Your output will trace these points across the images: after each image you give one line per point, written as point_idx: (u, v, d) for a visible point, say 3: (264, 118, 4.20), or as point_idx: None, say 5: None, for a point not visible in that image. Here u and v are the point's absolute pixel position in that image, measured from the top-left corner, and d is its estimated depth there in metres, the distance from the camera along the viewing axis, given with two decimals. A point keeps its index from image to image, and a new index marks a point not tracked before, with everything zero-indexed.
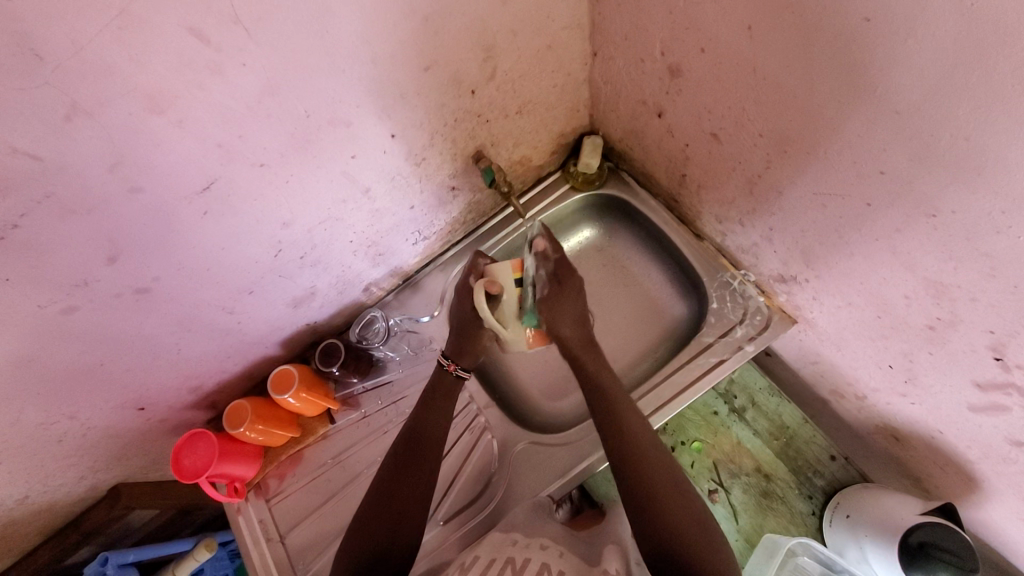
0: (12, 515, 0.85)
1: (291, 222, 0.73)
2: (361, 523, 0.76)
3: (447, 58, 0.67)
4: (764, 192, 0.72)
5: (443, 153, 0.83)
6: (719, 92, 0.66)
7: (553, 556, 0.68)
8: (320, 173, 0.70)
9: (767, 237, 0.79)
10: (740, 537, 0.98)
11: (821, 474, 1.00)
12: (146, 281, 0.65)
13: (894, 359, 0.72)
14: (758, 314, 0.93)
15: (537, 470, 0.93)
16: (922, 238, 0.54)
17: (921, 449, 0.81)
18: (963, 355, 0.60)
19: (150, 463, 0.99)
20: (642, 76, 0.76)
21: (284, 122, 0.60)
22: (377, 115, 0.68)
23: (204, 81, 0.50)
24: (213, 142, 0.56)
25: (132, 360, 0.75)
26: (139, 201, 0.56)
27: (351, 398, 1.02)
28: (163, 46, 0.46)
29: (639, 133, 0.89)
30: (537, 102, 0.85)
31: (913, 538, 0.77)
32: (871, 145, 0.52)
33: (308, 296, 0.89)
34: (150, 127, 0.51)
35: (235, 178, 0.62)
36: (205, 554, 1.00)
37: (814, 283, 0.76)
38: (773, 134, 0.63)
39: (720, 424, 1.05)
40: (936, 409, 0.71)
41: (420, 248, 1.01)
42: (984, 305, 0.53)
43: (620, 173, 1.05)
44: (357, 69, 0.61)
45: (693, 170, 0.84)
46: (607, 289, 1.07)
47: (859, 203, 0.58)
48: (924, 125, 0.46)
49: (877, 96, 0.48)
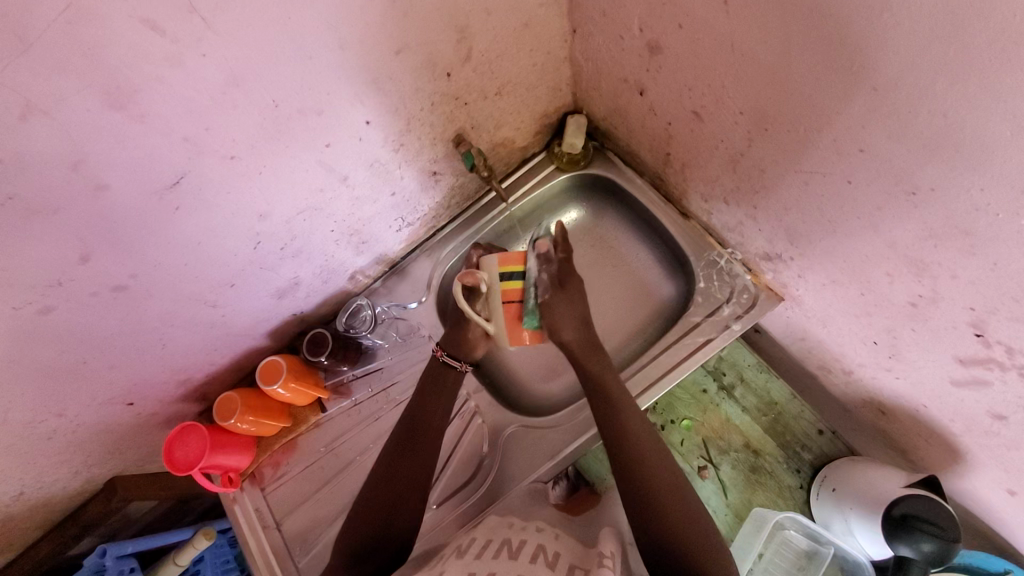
0: (9, 512, 0.86)
1: (268, 214, 0.72)
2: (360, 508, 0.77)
3: (420, 41, 0.65)
4: (747, 170, 0.71)
5: (422, 138, 0.81)
6: (698, 69, 0.64)
7: (549, 538, 0.69)
8: (295, 163, 0.69)
9: (751, 216, 0.78)
10: (729, 512, 0.99)
11: (809, 448, 1.02)
12: (123, 278, 0.64)
13: (878, 335, 0.72)
14: (745, 292, 0.92)
15: (527, 452, 0.93)
16: (903, 216, 0.53)
17: (905, 421, 0.81)
18: (945, 331, 0.60)
19: (144, 455, 1.00)
20: (622, 53, 0.74)
21: (253, 112, 0.59)
22: (351, 102, 0.67)
23: (163, 74, 0.49)
24: (179, 136, 0.55)
25: (116, 357, 0.74)
26: (106, 199, 0.55)
27: (341, 386, 1.02)
28: (115, 39, 0.44)
29: (622, 112, 0.88)
30: (517, 83, 0.83)
31: (896, 510, 0.78)
32: (850, 121, 0.50)
33: (292, 286, 0.89)
34: (111, 123, 0.49)
35: (206, 173, 0.61)
36: (205, 541, 1.01)
37: (799, 261, 0.76)
38: (754, 111, 0.61)
39: (709, 402, 1.06)
40: (919, 383, 0.71)
41: (404, 234, 1.00)
42: (964, 282, 0.52)
43: (605, 152, 1.03)
44: (326, 55, 0.59)
45: (677, 149, 0.82)
46: (595, 269, 1.07)
47: (840, 181, 0.58)
48: (903, 101, 0.44)
49: (856, 70, 0.46)
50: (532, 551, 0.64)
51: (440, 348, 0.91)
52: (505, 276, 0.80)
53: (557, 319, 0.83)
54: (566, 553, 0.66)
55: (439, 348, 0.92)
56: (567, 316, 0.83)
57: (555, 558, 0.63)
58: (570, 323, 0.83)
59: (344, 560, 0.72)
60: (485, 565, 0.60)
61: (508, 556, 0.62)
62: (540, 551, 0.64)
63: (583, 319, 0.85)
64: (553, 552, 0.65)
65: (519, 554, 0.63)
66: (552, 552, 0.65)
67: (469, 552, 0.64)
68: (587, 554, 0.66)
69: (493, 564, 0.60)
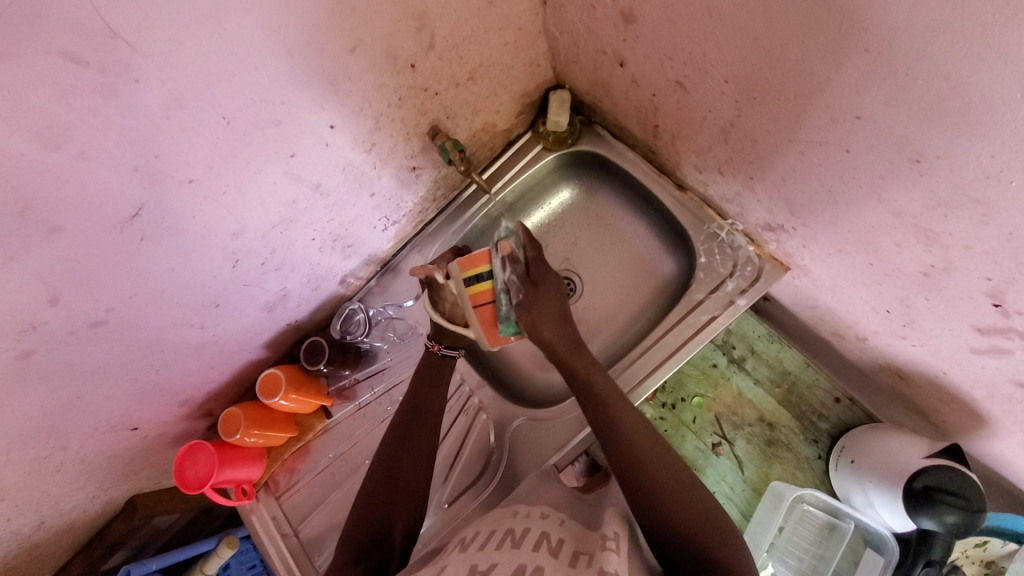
0: (33, 541, 0.88)
1: (241, 232, 0.70)
2: (358, 507, 0.74)
3: (374, 35, 0.61)
4: (739, 141, 0.66)
5: (394, 135, 0.78)
6: (676, 37, 0.59)
7: (553, 525, 0.64)
8: (260, 178, 0.66)
9: (749, 187, 0.74)
10: (746, 487, 0.99)
11: (826, 417, 0.99)
12: (99, 313, 0.62)
13: (890, 304, 0.68)
14: (749, 264, 0.89)
15: (534, 445, 0.92)
16: (910, 186, 0.49)
17: (925, 387, 0.77)
18: (961, 301, 0.56)
19: (160, 473, 1.01)
20: (596, 24, 0.68)
21: (204, 132, 0.55)
22: (310, 107, 0.63)
23: (96, 106, 0.46)
24: (128, 166, 0.52)
25: (111, 388, 0.73)
26: (63, 240, 0.52)
27: (345, 391, 1.01)
28: (33, 76, 0.41)
29: (604, 85, 0.82)
30: (489, 65, 0.79)
31: (917, 483, 0.76)
32: (844, 87, 0.46)
33: (281, 298, 0.87)
34: (50, 165, 0.46)
35: (168, 201, 0.58)
36: (228, 551, 1.02)
37: (802, 231, 0.72)
38: (739, 81, 0.56)
39: (720, 376, 1.04)
40: (938, 350, 0.67)
41: (391, 232, 0.97)
42: (979, 253, 0.48)
43: (593, 126, 0.98)
44: (272, 63, 0.55)
45: (665, 121, 0.77)
46: (593, 249, 1.03)
47: (838, 150, 0.53)
48: (901, 64, 0.40)
49: (850, 32, 0.41)
50: (535, 538, 0.60)
51: (434, 342, 0.87)
52: (473, 279, 0.80)
53: (536, 322, 0.81)
54: (569, 540, 0.61)
55: (435, 342, 0.87)
56: (545, 314, 0.82)
57: (559, 545, 0.59)
58: (549, 323, 0.82)
59: (349, 558, 0.69)
60: (487, 556, 0.56)
61: (510, 545, 0.58)
62: (544, 538, 0.60)
63: (561, 317, 0.84)
64: (557, 539, 0.60)
65: (523, 543, 0.59)
66: (556, 539, 0.60)
67: (472, 545, 0.61)
68: (590, 536, 0.62)
69: (496, 553, 0.57)
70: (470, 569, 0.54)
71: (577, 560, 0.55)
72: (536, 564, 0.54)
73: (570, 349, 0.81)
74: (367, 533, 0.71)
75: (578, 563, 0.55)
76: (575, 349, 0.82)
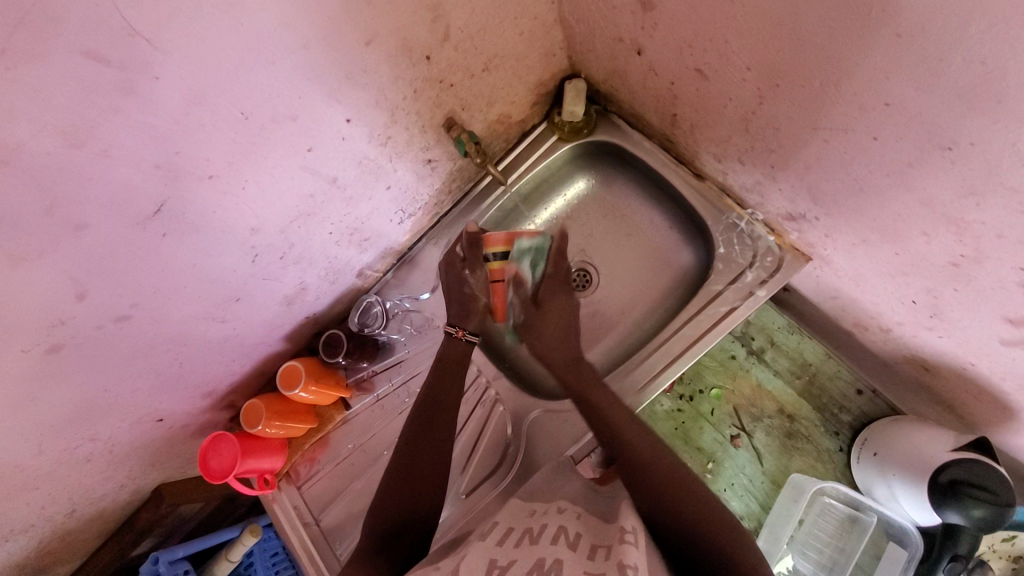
0: (65, 527, 0.91)
1: (260, 227, 0.70)
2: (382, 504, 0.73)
3: (390, 28, 0.61)
4: (760, 129, 0.65)
5: (410, 128, 0.78)
6: (695, 23, 0.58)
7: (569, 519, 0.64)
8: (278, 173, 0.66)
9: (770, 176, 0.73)
10: (765, 479, 0.99)
11: (847, 409, 0.98)
12: (124, 307, 0.63)
13: (917, 295, 0.66)
14: (769, 255, 0.87)
15: (551, 436, 0.92)
16: (938, 172, 0.48)
17: (951, 378, 0.75)
18: (992, 292, 0.55)
19: (185, 463, 1.03)
20: (613, 11, 0.67)
21: (223, 128, 0.56)
22: (327, 101, 0.63)
23: (117, 104, 0.46)
24: (150, 163, 0.52)
25: (137, 382, 0.75)
26: (89, 236, 0.53)
27: (364, 382, 1.02)
28: (58, 75, 0.41)
29: (622, 73, 0.81)
30: (504, 55, 0.78)
31: (944, 476, 0.75)
32: (871, 72, 0.45)
33: (300, 291, 0.88)
34: (75, 163, 0.47)
35: (187, 196, 0.58)
36: (252, 538, 1.04)
37: (825, 221, 0.71)
38: (762, 68, 0.55)
39: (739, 368, 1.03)
40: (965, 341, 0.66)
41: (407, 225, 0.97)
42: (1012, 241, 0.47)
43: (609, 116, 0.97)
44: (290, 58, 0.55)
45: (683, 109, 0.76)
46: (609, 241, 1.03)
47: (864, 137, 0.52)
48: (934, 46, 0.38)
49: (878, 12, 0.40)
50: (552, 534, 0.60)
51: (462, 328, 0.91)
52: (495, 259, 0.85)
53: (538, 337, 0.90)
54: (586, 533, 0.60)
55: (459, 329, 0.91)
56: (545, 334, 0.90)
57: (576, 539, 0.58)
58: (553, 339, 0.89)
59: (368, 545, 0.68)
60: (507, 552, 0.56)
61: (528, 542, 0.58)
62: (561, 533, 0.60)
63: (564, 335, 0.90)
64: (574, 532, 0.60)
65: (540, 539, 0.59)
66: (573, 532, 0.60)
67: (491, 539, 0.62)
68: (607, 530, 0.61)
69: (513, 550, 0.57)
70: (490, 565, 0.54)
71: (595, 553, 0.54)
72: (554, 557, 0.53)
73: (568, 363, 0.87)
74: (384, 521, 0.71)
75: (595, 555, 0.54)
76: (575, 365, 0.87)
